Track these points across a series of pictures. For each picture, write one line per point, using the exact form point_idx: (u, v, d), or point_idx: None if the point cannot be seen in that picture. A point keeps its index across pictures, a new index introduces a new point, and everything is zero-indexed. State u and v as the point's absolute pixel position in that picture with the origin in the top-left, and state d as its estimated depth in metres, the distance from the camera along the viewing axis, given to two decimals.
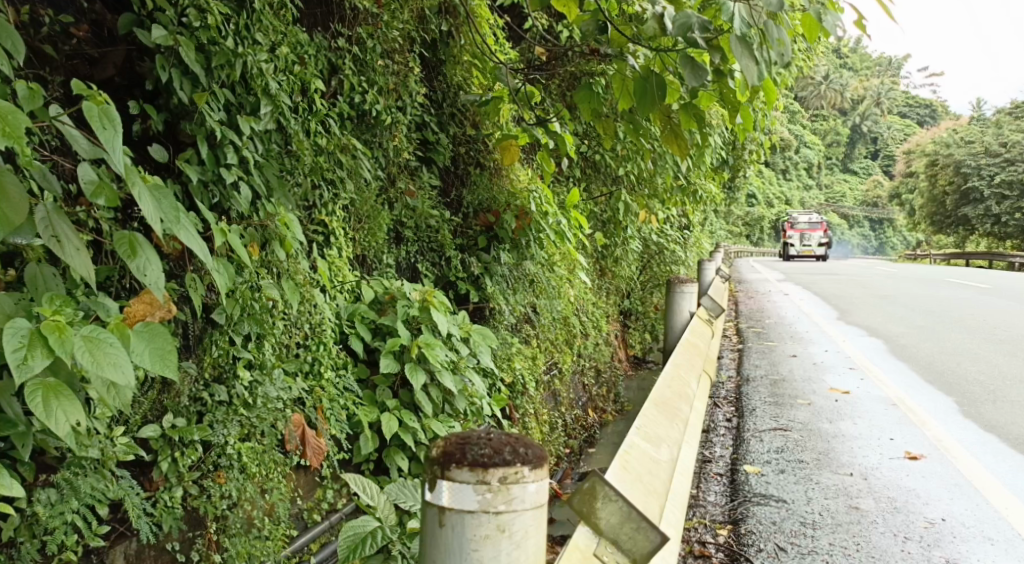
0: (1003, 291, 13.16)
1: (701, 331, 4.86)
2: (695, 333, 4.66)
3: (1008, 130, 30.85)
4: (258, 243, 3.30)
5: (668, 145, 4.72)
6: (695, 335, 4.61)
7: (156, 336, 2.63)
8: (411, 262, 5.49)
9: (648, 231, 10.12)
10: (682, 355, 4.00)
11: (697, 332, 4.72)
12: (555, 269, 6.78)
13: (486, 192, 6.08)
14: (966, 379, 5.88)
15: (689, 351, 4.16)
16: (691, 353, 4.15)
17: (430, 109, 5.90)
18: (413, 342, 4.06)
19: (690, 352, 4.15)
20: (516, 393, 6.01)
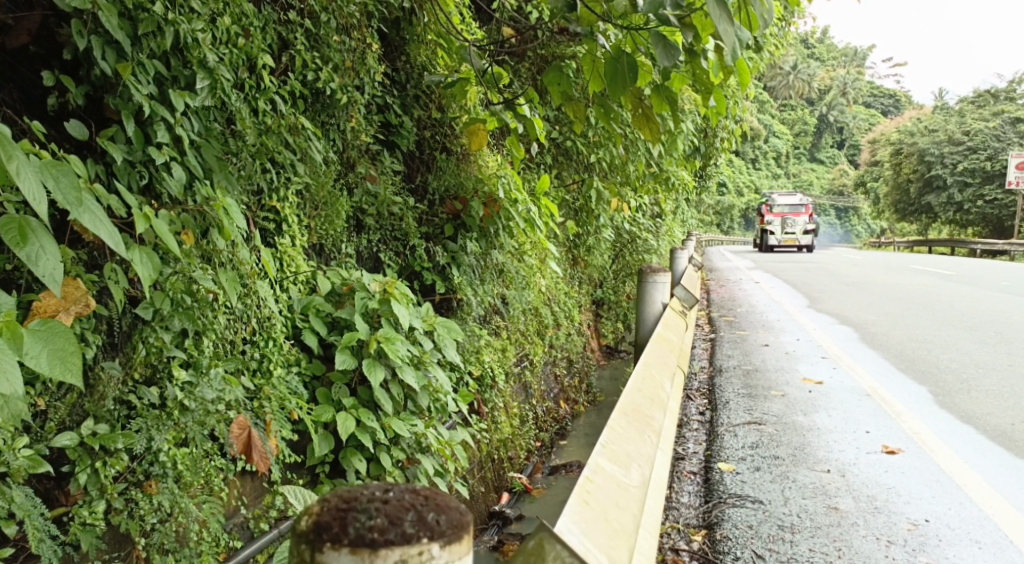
0: (973, 278, 13.11)
1: (674, 323, 4.62)
2: (667, 326, 4.43)
3: (970, 119, 31.00)
4: (193, 231, 3.05)
5: (639, 129, 4.48)
6: (667, 326, 4.37)
7: (55, 336, 2.41)
8: (373, 251, 5.23)
9: (621, 220, 9.92)
10: (655, 351, 3.77)
11: (670, 325, 4.48)
12: (525, 258, 6.54)
13: (453, 177, 5.80)
14: (940, 366, 5.72)
15: (662, 347, 3.93)
16: (665, 349, 3.92)
17: (392, 91, 5.63)
18: (372, 336, 3.81)
19: (665, 349, 3.92)
20: (485, 387, 5.86)
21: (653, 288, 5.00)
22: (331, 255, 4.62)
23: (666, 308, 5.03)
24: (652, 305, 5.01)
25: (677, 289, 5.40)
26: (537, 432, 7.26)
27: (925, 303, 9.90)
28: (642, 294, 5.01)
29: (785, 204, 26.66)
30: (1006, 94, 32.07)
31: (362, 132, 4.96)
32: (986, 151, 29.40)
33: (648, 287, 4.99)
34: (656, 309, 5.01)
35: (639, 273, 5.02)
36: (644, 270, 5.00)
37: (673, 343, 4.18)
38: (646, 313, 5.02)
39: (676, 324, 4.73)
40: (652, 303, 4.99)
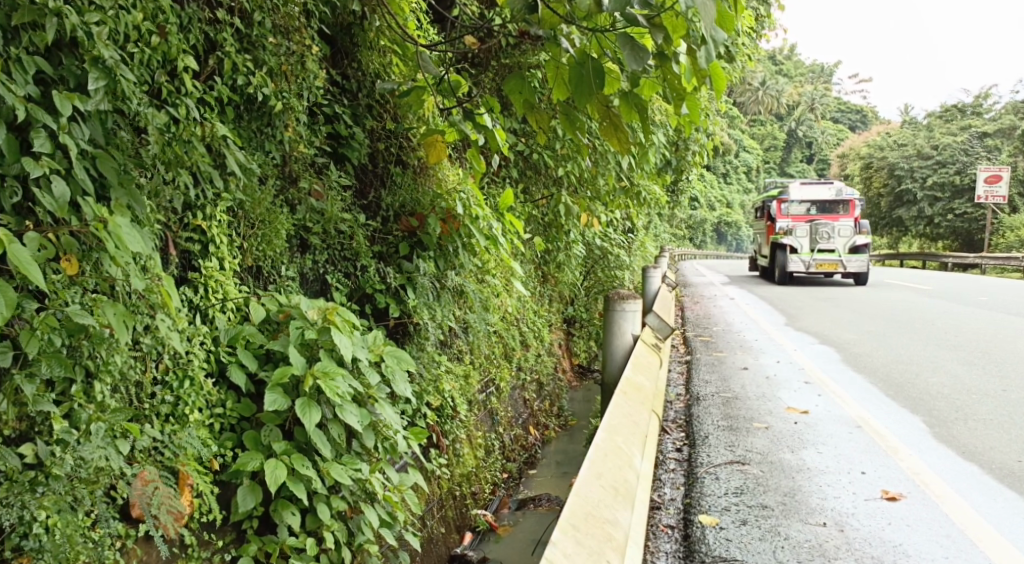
0: (952, 294, 12.87)
1: (647, 361, 4.24)
2: (639, 366, 4.04)
3: (937, 133, 31.00)
4: (78, 257, 2.69)
5: (606, 139, 4.07)
6: (640, 367, 3.97)
7: None
8: (320, 273, 4.79)
9: (592, 236, 9.54)
10: (621, 403, 3.36)
11: (644, 366, 4.10)
12: (489, 278, 6.12)
13: (409, 193, 5.41)
14: (928, 391, 5.39)
15: (631, 396, 3.53)
16: (637, 402, 3.52)
17: (342, 99, 5.22)
18: (308, 372, 3.39)
19: (637, 401, 3.52)
20: (444, 417, 5.42)
21: (621, 317, 4.60)
22: (272, 277, 4.19)
23: (636, 339, 4.59)
24: (622, 337, 4.59)
25: (649, 317, 5.00)
26: (503, 462, 6.85)
27: (905, 321, 9.62)
28: (610, 323, 4.59)
29: (804, 194, 16.35)
30: (973, 109, 32.13)
31: (304, 145, 4.56)
32: (954, 165, 29.37)
33: (617, 314, 4.57)
34: (627, 340, 4.58)
35: (605, 299, 4.62)
36: (611, 295, 4.61)
37: (646, 390, 3.80)
38: (615, 345, 4.59)
39: (648, 359, 4.35)
40: (622, 335, 4.59)
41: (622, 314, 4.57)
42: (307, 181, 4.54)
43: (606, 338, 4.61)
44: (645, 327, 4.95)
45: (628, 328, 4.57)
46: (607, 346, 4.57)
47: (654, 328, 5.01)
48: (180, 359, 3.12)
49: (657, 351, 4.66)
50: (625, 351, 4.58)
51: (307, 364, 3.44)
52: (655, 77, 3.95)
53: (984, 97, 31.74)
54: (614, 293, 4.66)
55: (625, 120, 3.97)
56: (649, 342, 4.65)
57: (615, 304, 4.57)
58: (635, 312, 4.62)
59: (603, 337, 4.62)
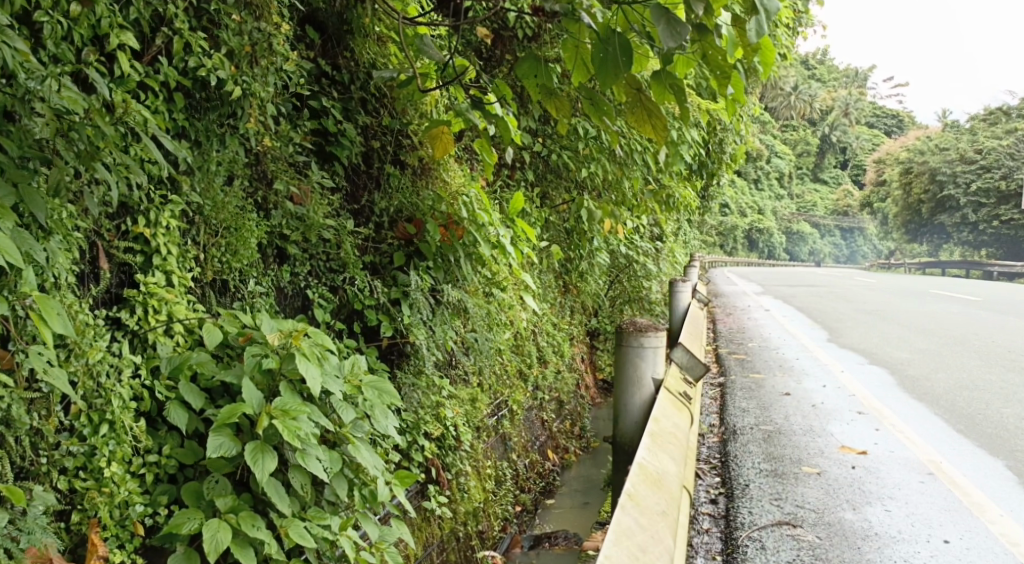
0: (1001, 306, 12.23)
1: (669, 431, 3.35)
2: (657, 445, 3.16)
3: (980, 137, 29.85)
4: None
5: (637, 127, 3.43)
6: (658, 452, 3.09)
7: None
8: (300, 288, 4.22)
9: (619, 243, 8.93)
10: (627, 530, 2.52)
11: (664, 442, 3.21)
12: (500, 291, 5.55)
13: (408, 197, 4.84)
14: (1001, 429, 4.88)
15: (641, 512, 2.66)
16: (649, 523, 2.64)
17: (331, 91, 4.66)
18: (263, 411, 2.80)
19: (647, 524, 2.64)
20: (443, 448, 4.85)
21: (636, 358, 3.75)
22: (239, 292, 3.63)
23: (657, 386, 3.78)
24: (643, 383, 3.77)
25: (676, 352, 4.19)
26: (516, 492, 6.25)
27: (956, 338, 9.00)
28: (625, 365, 3.78)
29: None
30: (1018, 111, 30.88)
31: (282, 142, 4.03)
32: (999, 170, 28.71)
33: (634, 353, 3.77)
34: (649, 386, 3.78)
35: (619, 333, 3.80)
36: (625, 329, 3.80)
37: (665, 484, 2.95)
38: (633, 393, 3.79)
39: (671, 420, 3.48)
40: (643, 380, 3.77)
41: (641, 353, 3.76)
42: (284, 183, 3.99)
43: (621, 385, 3.80)
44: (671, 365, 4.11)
45: (648, 371, 3.77)
46: (624, 394, 3.77)
47: (681, 366, 4.15)
48: (96, 401, 2.65)
49: (685, 402, 3.82)
50: (646, 401, 3.78)
51: (263, 399, 2.85)
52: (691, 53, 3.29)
53: None
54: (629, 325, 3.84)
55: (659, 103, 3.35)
56: (675, 391, 3.83)
57: (633, 340, 3.76)
58: (659, 351, 3.80)
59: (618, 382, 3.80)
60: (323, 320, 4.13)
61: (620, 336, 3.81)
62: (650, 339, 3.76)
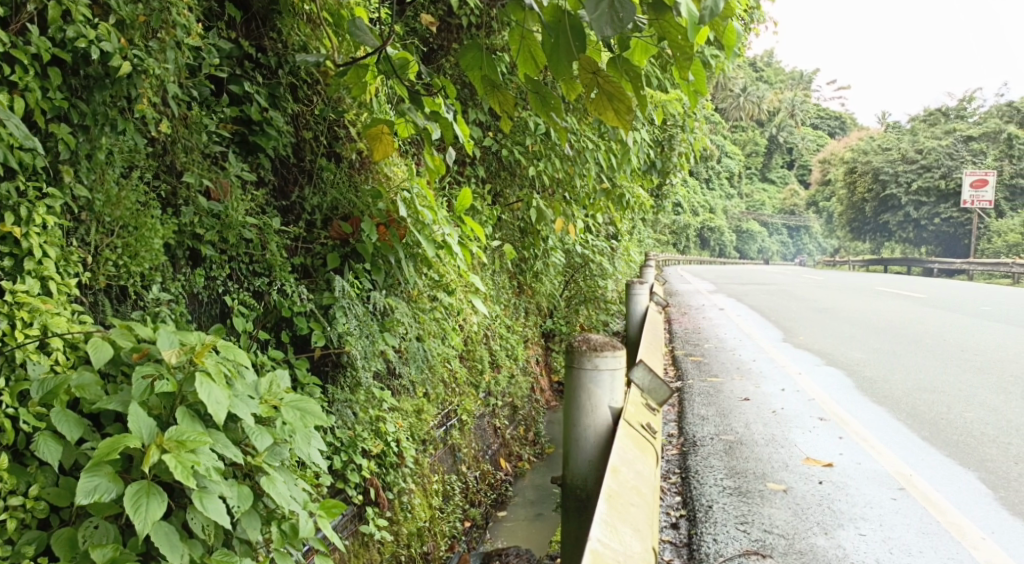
0: (952, 303, 12.17)
1: (630, 486, 2.92)
2: (615, 514, 2.73)
3: (922, 136, 30.24)
4: None
5: (597, 113, 3.20)
6: (617, 528, 2.65)
7: None
8: (220, 295, 3.78)
9: (574, 242, 8.59)
10: None
11: (624, 508, 2.78)
12: (446, 294, 5.16)
13: (344, 192, 4.42)
14: (973, 435, 4.64)
15: None
16: None
17: (257, 76, 4.25)
18: (153, 443, 2.41)
19: None
20: (382, 465, 4.46)
21: (590, 379, 3.34)
22: (142, 299, 3.21)
23: (614, 417, 3.36)
24: (598, 412, 3.34)
25: (638, 370, 3.73)
26: (465, 508, 5.85)
27: (912, 337, 8.82)
28: (577, 391, 3.36)
29: None
30: (957, 112, 31.34)
31: (194, 130, 3.60)
32: (940, 169, 29.12)
33: (588, 377, 3.34)
34: (605, 416, 3.35)
35: (570, 352, 3.38)
36: (577, 348, 3.37)
37: None
38: (586, 423, 3.36)
39: (633, 467, 3.06)
40: (599, 409, 3.34)
41: (596, 377, 3.34)
42: (195, 175, 3.57)
43: (573, 414, 3.37)
44: (632, 389, 3.65)
45: (605, 398, 3.35)
46: (575, 425, 3.35)
47: (643, 388, 3.69)
48: None
49: (649, 437, 3.37)
50: (602, 433, 3.35)
51: (155, 428, 2.47)
52: (648, 39, 3.10)
53: (970, 99, 31.04)
54: (583, 342, 3.41)
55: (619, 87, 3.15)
56: (636, 423, 3.38)
57: (587, 362, 3.33)
58: (617, 375, 3.38)
59: (569, 410, 3.38)
60: (244, 329, 3.70)
61: (572, 357, 3.38)
62: (606, 360, 3.34)
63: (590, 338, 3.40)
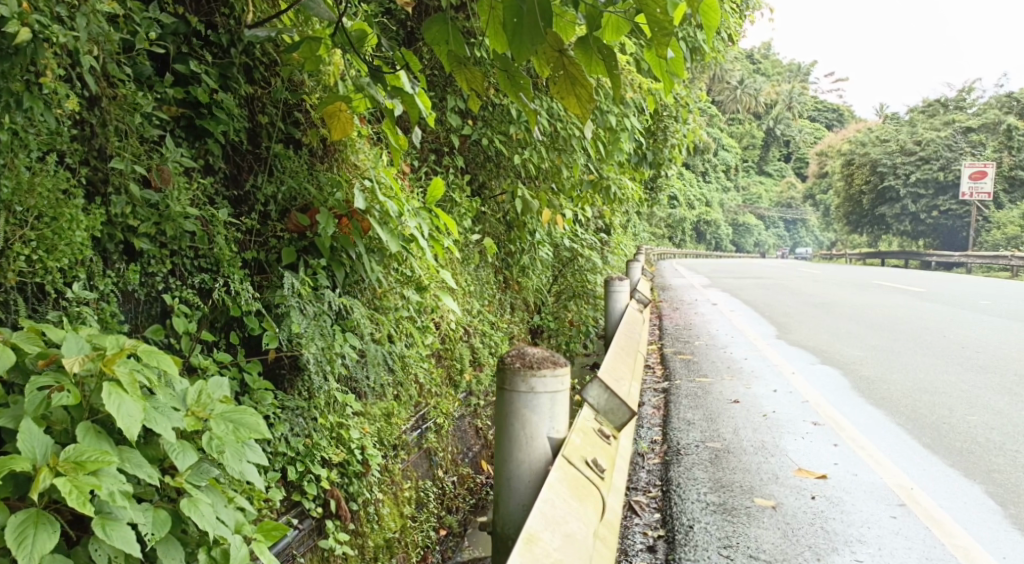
0: (951, 298, 11.87)
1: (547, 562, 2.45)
2: None
3: (918, 129, 30.00)
4: None
5: (560, 97, 2.90)
6: None
7: None
8: (159, 294, 3.46)
9: (563, 235, 8.27)
10: None
11: None
12: (418, 292, 4.84)
13: (303, 182, 4.12)
14: (976, 441, 4.35)
15: None
16: None
17: (208, 55, 3.93)
18: (46, 466, 2.12)
19: None
20: (344, 474, 4.14)
21: (521, 407, 2.89)
22: (63, 297, 2.91)
23: (550, 453, 2.92)
24: (534, 444, 2.90)
25: (592, 389, 3.37)
26: (441, 515, 5.30)
27: (910, 334, 8.53)
28: (510, 418, 2.91)
29: None
30: (955, 103, 31.06)
31: (127, 111, 3.30)
32: (937, 162, 28.82)
33: (522, 401, 2.89)
34: (543, 448, 2.91)
35: (502, 371, 2.92)
36: (509, 367, 2.92)
37: None
38: (519, 460, 2.91)
39: (560, 529, 2.62)
40: (535, 440, 2.90)
41: (531, 402, 2.89)
42: (127, 160, 3.26)
43: (504, 445, 2.93)
44: (585, 410, 3.31)
45: (542, 428, 2.90)
46: (506, 459, 2.90)
47: (600, 408, 3.35)
48: None
49: (589, 480, 2.94)
50: (538, 469, 2.91)
51: (51, 447, 2.19)
52: (623, 17, 2.82)
53: (968, 91, 30.78)
54: (517, 359, 2.95)
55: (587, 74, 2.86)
56: (576, 461, 2.95)
57: (522, 384, 2.88)
58: (557, 399, 2.92)
59: (500, 440, 2.93)
60: (185, 330, 3.38)
61: (503, 377, 2.93)
62: (544, 382, 2.89)
63: (526, 353, 2.94)
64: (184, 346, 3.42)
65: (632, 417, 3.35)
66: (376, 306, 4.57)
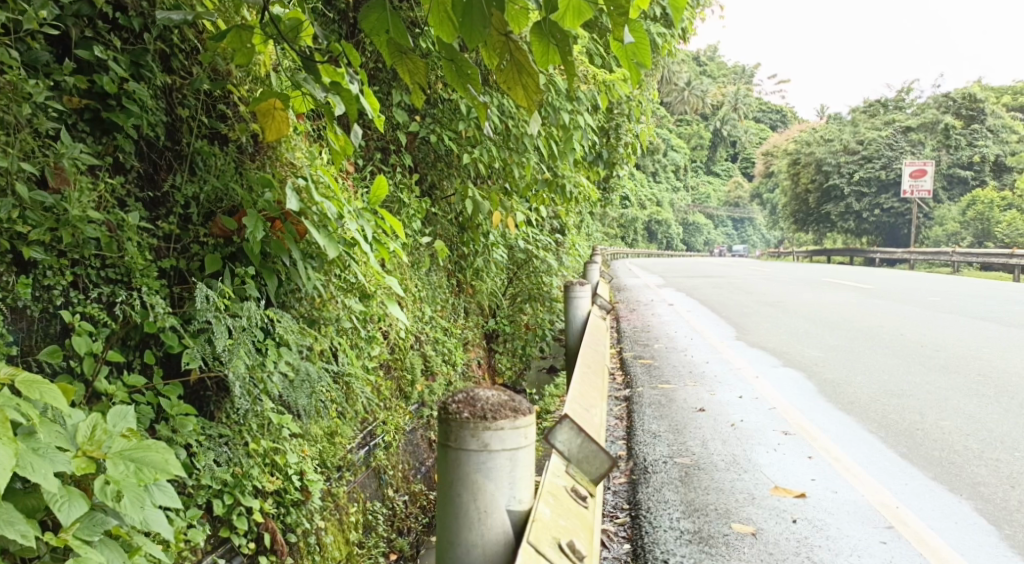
0: (906, 296, 11.78)
1: None
2: None
3: (862, 127, 30.34)
4: None
5: (506, 86, 2.59)
6: None
7: None
8: (58, 313, 3.05)
9: (518, 237, 7.92)
10: None
11: None
12: (361, 300, 4.43)
13: (228, 181, 3.71)
14: (956, 449, 4.09)
15: None
16: None
17: (118, 38, 3.51)
18: None
19: None
20: (280, 503, 3.71)
21: (472, 472, 2.47)
22: None
23: (508, 529, 2.50)
24: (490, 514, 2.48)
25: (563, 434, 2.87)
26: (390, 538, 4.76)
27: (868, 332, 8.35)
28: (459, 481, 2.48)
29: None
30: (896, 103, 31.48)
31: (14, 100, 2.91)
32: (881, 160, 29.07)
33: (473, 464, 2.46)
34: (501, 519, 2.49)
35: (448, 425, 2.48)
36: (457, 418, 2.48)
37: None
38: (472, 538, 2.49)
39: None
40: (490, 510, 2.48)
41: (485, 462, 2.46)
42: (12, 157, 2.87)
43: (454, 515, 2.50)
44: (554, 458, 2.83)
45: (500, 496, 2.47)
46: (457, 537, 2.48)
47: (572, 457, 2.88)
48: None
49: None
50: (496, 544, 2.49)
51: None
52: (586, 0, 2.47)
53: (909, 90, 31.21)
54: (467, 407, 2.51)
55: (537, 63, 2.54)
56: (546, 542, 2.45)
57: (473, 442, 2.45)
58: (518, 459, 2.49)
59: (449, 510, 2.50)
60: (88, 349, 3.02)
61: (450, 430, 2.49)
62: (501, 438, 2.46)
63: (478, 401, 2.50)
64: (87, 368, 3.04)
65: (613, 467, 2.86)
66: (315, 316, 4.15)
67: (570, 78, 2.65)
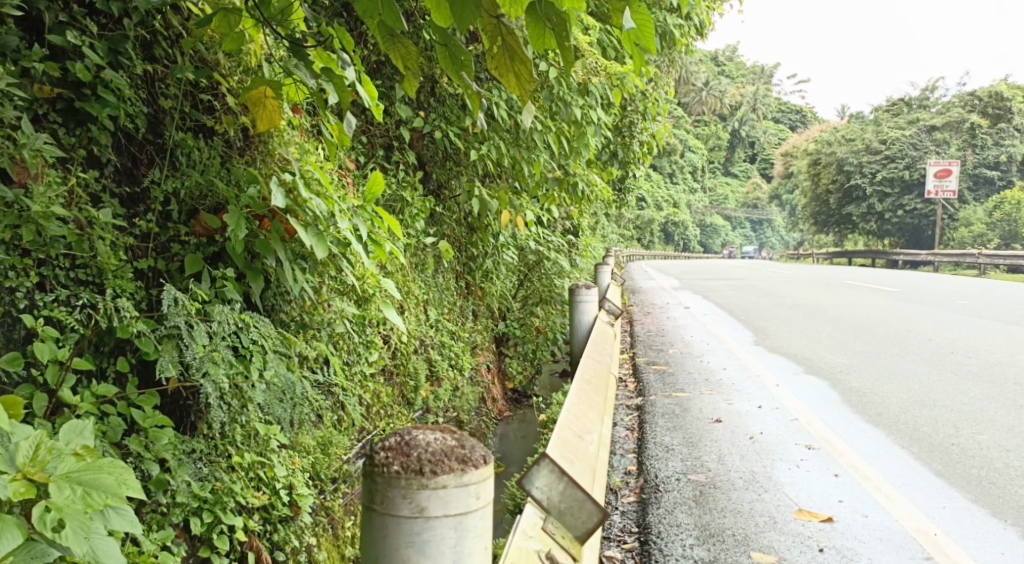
0: (933, 299, 11.40)
1: None
2: None
3: (884, 127, 29.84)
4: None
5: (498, 72, 2.34)
6: None
7: None
8: (19, 318, 2.83)
9: (530, 237, 7.66)
10: None
11: None
12: (358, 303, 4.19)
13: (212, 176, 3.48)
14: (996, 468, 3.80)
15: None
16: None
17: (93, 23, 3.30)
18: None
19: None
20: (267, 520, 3.47)
21: (404, 543, 2.04)
22: None
23: None
24: None
25: (540, 482, 2.61)
26: None
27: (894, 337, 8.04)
28: (388, 555, 2.05)
29: None
30: (919, 102, 30.96)
31: None
32: (904, 160, 28.54)
33: (407, 534, 2.04)
34: None
35: (375, 482, 2.07)
36: (386, 474, 2.07)
37: None
38: None
39: None
40: None
41: (421, 530, 2.04)
42: None
43: None
44: (529, 511, 2.58)
45: None
46: None
47: (552, 508, 2.60)
48: None
49: None
50: None
51: None
52: None
53: (932, 89, 30.67)
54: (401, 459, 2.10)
55: (531, 49, 2.29)
56: None
57: (405, 505, 2.04)
58: (464, 526, 2.07)
59: None
60: (52, 357, 2.80)
61: (377, 489, 2.08)
62: (440, 502, 2.04)
63: (414, 451, 2.09)
64: (50, 378, 2.82)
65: (592, 517, 2.56)
66: (308, 321, 3.91)
67: (569, 64, 2.39)
